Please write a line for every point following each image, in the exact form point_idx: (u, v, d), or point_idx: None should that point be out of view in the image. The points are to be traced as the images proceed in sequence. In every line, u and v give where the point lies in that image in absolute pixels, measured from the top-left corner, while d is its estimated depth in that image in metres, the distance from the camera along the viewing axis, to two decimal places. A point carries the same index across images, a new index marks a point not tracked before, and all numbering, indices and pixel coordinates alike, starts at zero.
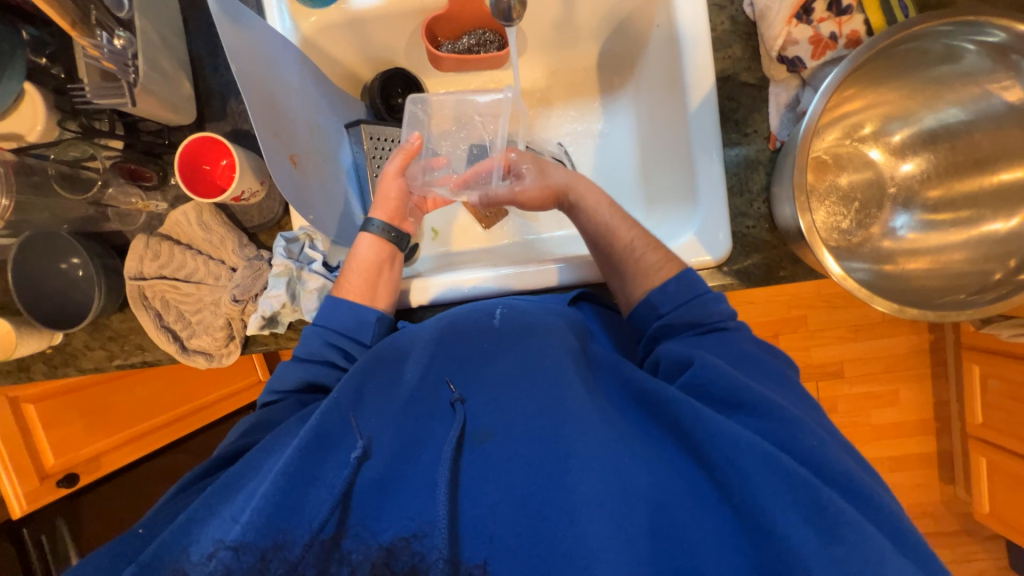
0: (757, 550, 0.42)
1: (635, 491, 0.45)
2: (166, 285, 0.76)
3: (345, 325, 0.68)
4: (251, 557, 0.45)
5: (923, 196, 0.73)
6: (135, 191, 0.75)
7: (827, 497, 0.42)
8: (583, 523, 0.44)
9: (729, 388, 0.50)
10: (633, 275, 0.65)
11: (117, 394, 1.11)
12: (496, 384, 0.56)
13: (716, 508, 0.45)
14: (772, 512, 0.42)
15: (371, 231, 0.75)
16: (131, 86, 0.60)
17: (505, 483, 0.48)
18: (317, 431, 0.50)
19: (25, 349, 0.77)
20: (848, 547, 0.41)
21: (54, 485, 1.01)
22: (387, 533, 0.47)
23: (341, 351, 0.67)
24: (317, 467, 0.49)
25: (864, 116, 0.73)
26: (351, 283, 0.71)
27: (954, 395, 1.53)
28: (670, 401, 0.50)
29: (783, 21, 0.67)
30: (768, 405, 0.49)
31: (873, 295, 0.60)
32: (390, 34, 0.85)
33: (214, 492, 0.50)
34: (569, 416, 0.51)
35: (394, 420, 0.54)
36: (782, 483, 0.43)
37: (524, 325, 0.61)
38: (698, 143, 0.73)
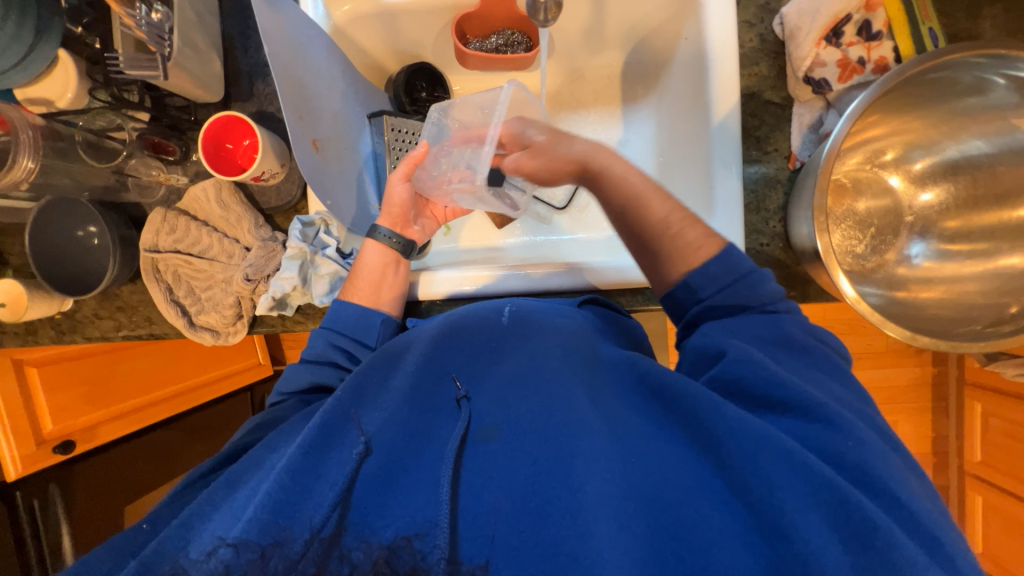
0: (775, 554, 0.41)
1: (643, 490, 0.46)
2: (179, 260, 0.76)
3: (350, 325, 0.69)
4: (251, 554, 0.43)
5: (940, 226, 0.73)
6: (157, 163, 0.75)
7: (853, 495, 0.41)
8: (587, 523, 0.43)
9: (770, 385, 0.49)
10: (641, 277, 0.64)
11: (120, 365, 1.11)
12: (503, 383, 0.55)
13: (730, 506, 0.44)
14: (791, 512, 0.42)
15: (377, 237, 0.75)
16: (164, 60, 0.61)
17: (510, 480, 0.48)
18: (323, 423, 0.51)
19: (36, 313, 0.78)
20: (878, 554, 0.40)
21: (50, 451, 1.01)
22: (389, 532, 0.47)
23: (344, 351, 0.68)
24: (322, 462, 0.49)
25: (885, 142, 0.73)
26: (358, 288, 0.72)
27: (954, 430, 1.52)
28: (688, 395, 0.50)
29: (812, 42, 0.67)
30: (812, 404, 0.47)
31: (885, 321, 0.60)
32: (419, 28, 0.86)
33: (217, 488, 0.51)
34: (577, 415, 0.51)
35: (397, 412, 0.53)
36: (805, 485, 0.43)
37: (531, 323, 0.62)
38: (718, 157, 0.73)
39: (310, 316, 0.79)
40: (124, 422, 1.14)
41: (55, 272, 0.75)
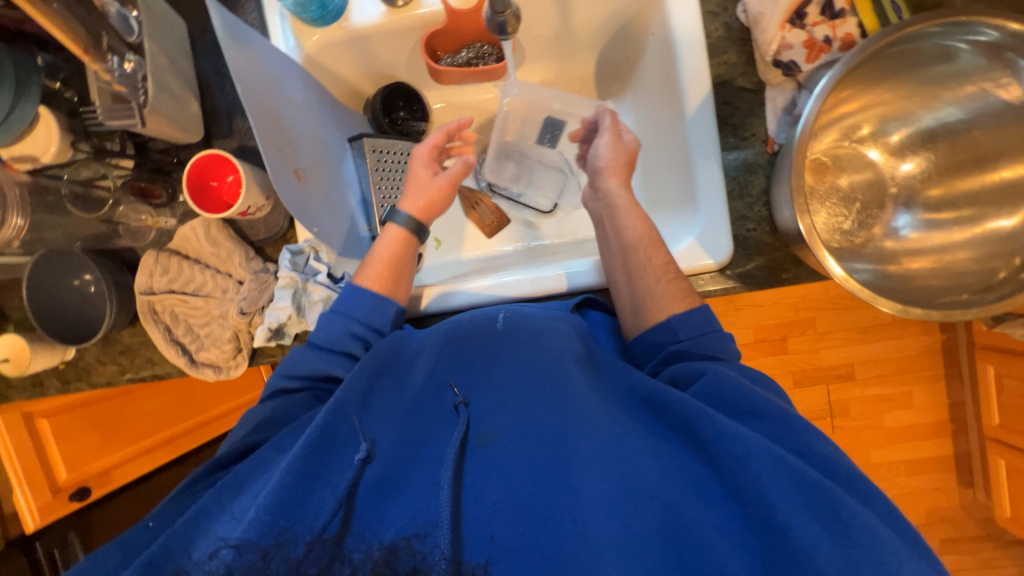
0: (770, 551, 0.43)
1: (640, 489, 0.46)
2: (175, 299, 0.77)
3: (363, 312, 0.66)
4: (253, 555, 0.43)
5: (924, 195, 0.73)
6: (145, 208, 0.76)
7: (839, 497, 0.43)
8: (586, 522, 0.45)
9: (741, 396, 0.53)
10: (655, 296, 0.66)
11: (130, 407, 1.11)
12: (500, 389, 0.56)
13: (726, 507, 0.46)
14: (786, 514, 0.43)
15: (399, 222, 0.74)
16: (140, 107, 0.62)
17: (508, 486, 0.49)
18: (326, 420, 0.50)
19: (39, 364, 0.80)
20: (865, 548, 0.42)
21: (66, 499, 1.02)
22: (389, 533, 0.47)
23: (361, 340, 0.66)
24: (321, 467, 0.48)
25: (860, 117, 0.73)
26: (373, 273, 0.70)
27: (969, 396, 1.51)
28: (677, 401, 0.51)
29: (776, 26, 0.67)
30: (771, 408, 0.51)
31: (876, 296, 0.59)
32: (390, 49, 0.87)
33: (227, 485, 0.51)
34: (572, 416, 0.51)
35: (398, 423, 0.54)
36: (794, 485, 0.44)
37: (527, 328, 0.61)
38: (697, 148, 0.74)
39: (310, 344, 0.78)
40: (138, 462, 1.15)
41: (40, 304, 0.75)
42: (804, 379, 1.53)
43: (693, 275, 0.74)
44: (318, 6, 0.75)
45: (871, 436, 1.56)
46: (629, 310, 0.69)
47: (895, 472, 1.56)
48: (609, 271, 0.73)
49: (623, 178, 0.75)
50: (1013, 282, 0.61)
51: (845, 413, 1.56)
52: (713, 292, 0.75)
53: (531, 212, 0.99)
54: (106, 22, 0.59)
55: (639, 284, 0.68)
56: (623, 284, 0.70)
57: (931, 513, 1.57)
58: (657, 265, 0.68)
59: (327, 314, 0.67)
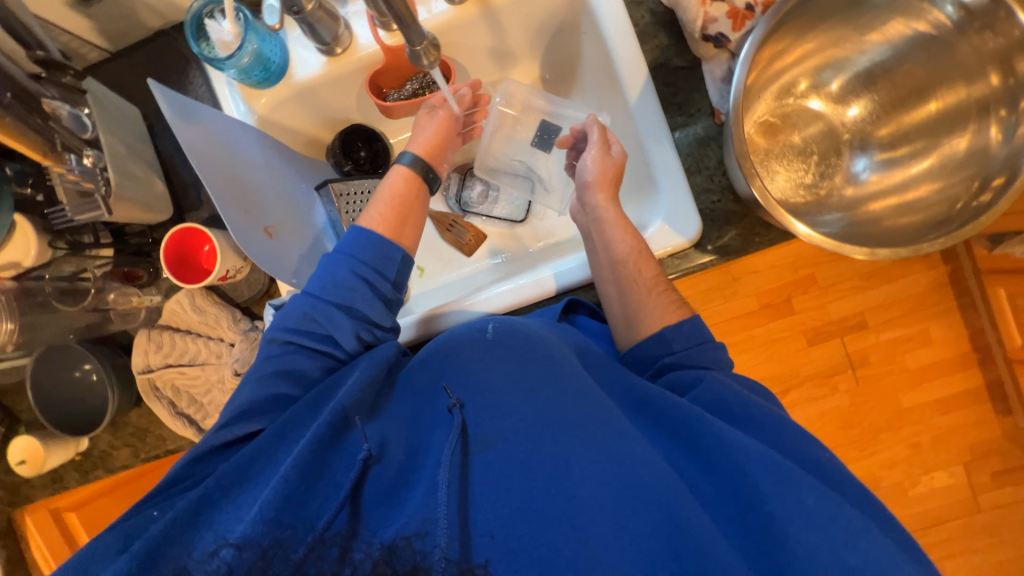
0: (763, 552, 0.45)
1: (640, 494, 0.47)
2: (173, 373, 0.79)
3: (371, 256, 0.66)
4: (253, 555, 0.45)
5: (876, 135, 0.73)
6: (132, 290, 0.80)
7: (840, 514, 0.45)
8: (584, 527, 0.46)
9: (737, 403, 0.54)
10: (645, 307, 0.67)
11: (151, 483, 1.07)
12: (497, 391, 0.56)
13: (723, 512, 0.48)
14: (783, 519, 0.45)
15: (405, 163, 0.75)
16: (105, 198, 0.64)
17: (506, 491, 0.49)
18: (330, 421, 0.52)
19: (55, 460, 0.82)
20: (857, 553, 0.44)
21: None
22: (389, 533, 0.47)
23: (370, 284, 0.66)
24: (326, 466, 0.50)
25: (797, 71, 0.74)
26: (378, 212, 0.71)
27: (988, 322, 1.47)
28: (676, 407, 0.53)
29: (696, 3, 0.68)
30: (768, 417, 0.53)
31: (843, 245, 0.60)
32: (339, 95, 0.90)
33: (228, 473, 0.51)
34: (572, 424, 0.52)
35: (407, 427, 0.57)
36: (794, 495, 0.46)
37: (514, 336, 0.61)
38: (647, 133, 0.75)
39: None
40: None
41: (47, 398, 0.77)
42: (816, 336, 1.51)
43: (667, 256, 0.75)
44: (261, 69, 0.79)
45: (896, 381, 1.53)
46: (622, 322, 0.70)
47: (928, 412, 1.53)
48: (601, 278, 0.72)
49: (610, 193, 0.75)
50: (967, 211, 0.62)
51: (866, 362, 1.53)
52: (689, 270, 0.75)
53: (505, 224, 1.01)
54: (60, 124, 0.63)
55: (629, 294, 0.69)
56: (614, 299, 0.70)
57: (974, 448, 1.53)
58: (646, 278, 0.69)
59: (330, 258, 0.66)
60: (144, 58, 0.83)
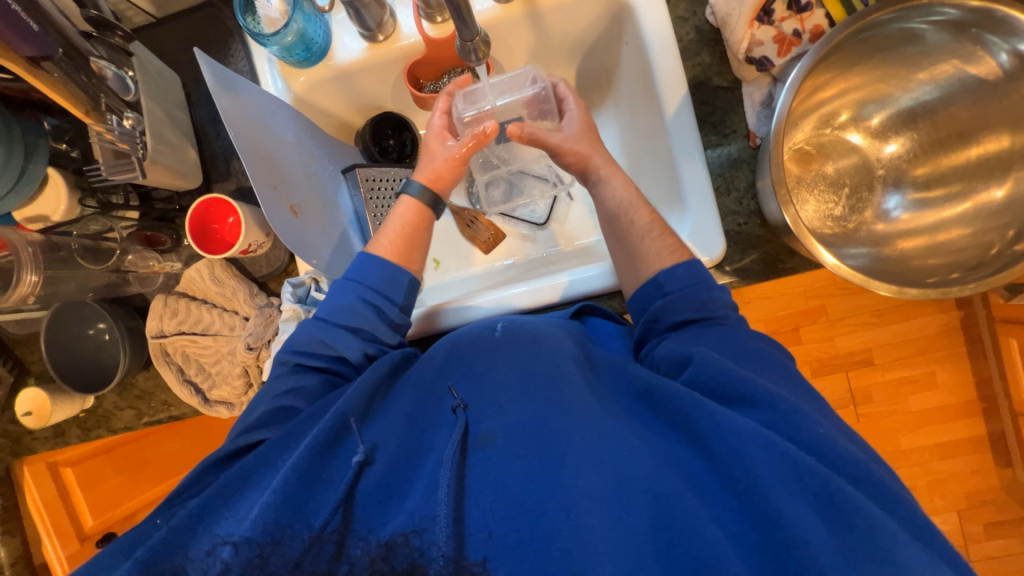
0: (769, 542, 0.44)
1: (635, 482, 0.47)
2: (185, 340, 0.79)
3: (377, 281, 0.69)
4: (250, 553, 0.42)
5: (911, 174, 0.73)
6: (153, 255, 0.80)
7: (835, 485, 0.44)
8: (581, 516, 0.46)
9: (726, 382, 0.53)
10: (643, 252, 0.70)
11: (148, 449, 1.12)
12: (498, 390, 0.58)
13: (722, 497, 0.47)
14: (779, 501, 0.44)
15: (412, 193, 0.75)
16: (141, 160, 0.65)
17: (504, 485, 0.50)
18: (331, 425, 0.53)
19: (61, 414, 0.83)
20: (862, 536, 0.43)
21: (93, 546, 1.06)
22: (388, 530, 0.46)
23: (374, 306, 0.68)
24: (325, 469, 0.51)
25: (839, 103, 0.74)
26: (387, 240, 0.72)
27: (996, 371, 1.46)
28: (672, 396, 0.53)
29: (744, 25, 0.68)
30: (768, 396, 0.51)
31: (871, 280, 0.59)
32: (375, 82, 0.90)
33: (231, 479, 0.51)
34: (567, 411, 0.53)
35: (403, 431, 0.56)
36: (789, 474, 0.45)
37: (525, 334, 0.63)
38: (680, 148, 0.75)
39: None
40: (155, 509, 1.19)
41: (60, 352, 0.79)
42: (821, 368, 1.51)
43: None
44: (303, 49, 0.79)
45: (897, 421, 1.51)
46: (625, 270, 0.72)
47: (928, 456, 1.51)
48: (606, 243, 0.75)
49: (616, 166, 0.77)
50: (1001, 259, 0.61)
51: (868, 400, 1.52)
52: None
53: (526, 225, 1.01)
54: (104, 84, 0.62)
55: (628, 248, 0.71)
56: (614, 251, 0.73)
57: (971, 496, 1.51)
58: (640, 226, 0.71)
59: (339, 285, 0.69)
60: (188, 26, 0.83)
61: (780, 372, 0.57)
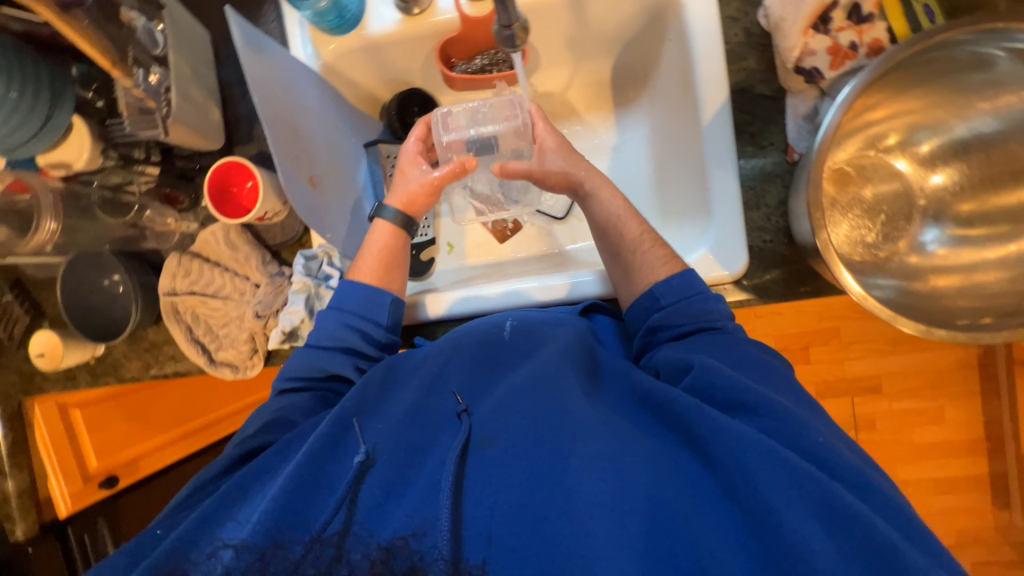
0: (763, 547, 0.44)
1: (636, 488, 0.47)
2: (196, 300, 0.80)
3: (357, 305, 0.68)
4: (251, 556, 0.47)
5: (955, 209, 0.70)
6: (170, 213, 0.80)
7: (835, 491, 0.43)
8: (582, 522, 0.46)
9: (728, 389, 0.52)
10: (643, 262, 0.68)
11: (154, 399, 1.17)
12: (502, 390, 0.57)
13: (721, 505, 0.47)
14: (781, 509, 0.43)
15: (386, 217, 0.75)
16: (164, 118, 0.64)
17: (505, 488, 0.50)
18: (331, 428, 0.54)
19: (71, 359, 0.84)
20: (866, 548, 0.42)
21: (95, 487, 1.08)
22: (387, 533, 0.49)
23: (359, 332, 0.68)
24: (325, 471, 0.52)
25: (887, 126, 0.70)
26: (362, 268, 0.72)
27: (1007, 414, 1.42)
28: (672, 400, 0.52)
29: (798, 32, 0.64)
30: (766, 404, 0.50)
31: (898, 315, 0.56)
32: (406, 56, 0.87)
33: (231, 488, 0.53)
34: (567, 419, 0.52)
35: (400, 427, 0.55)
36: (789, 480, 0.45)
37: (534, 336, 0.64)
38: (712, 157, 0.72)
39: None
40: (162, 453, 1.24)
41: (74, 300, 0.81)
42: (827, 390, 1.48)
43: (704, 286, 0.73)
44: (337, 16, 0.77)
45: (897, 451, 1.49)
46: (620, 281, 0.71)
47: (923, 489, 1.50)
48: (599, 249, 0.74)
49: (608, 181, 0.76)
50: None
51: (870, 427, 1.49)
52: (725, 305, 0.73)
53: (544, 218, 0.99)
54: (133, 36, 0.62)
55: (622, 256, 0.70)
56: (609, 265, 0.73)
57: (962, 534, 1.50)
58: (631, 237, 0.70)
59: (322, 312, 0.69)
60: None
61: (788, 387, 0.55)
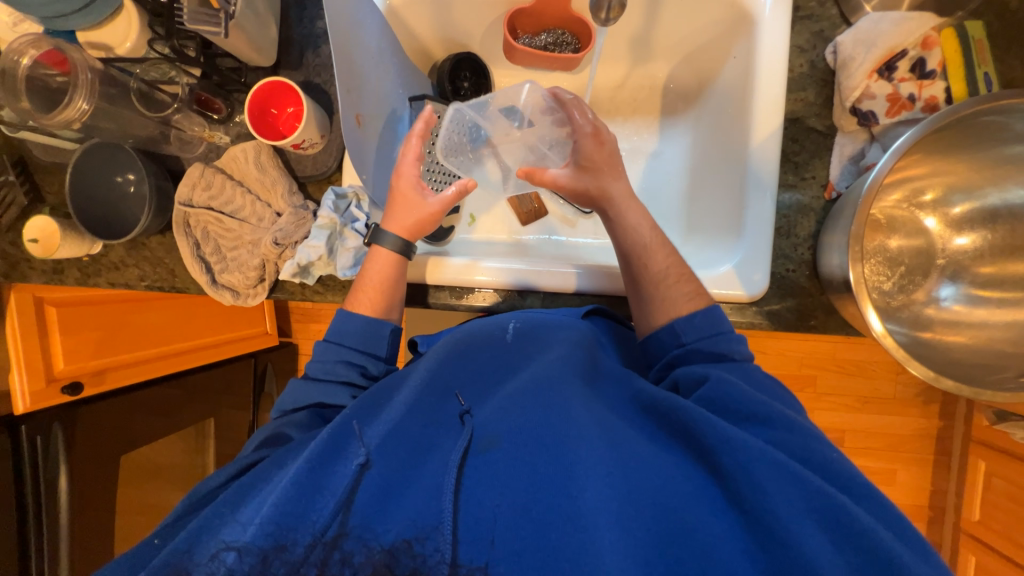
0: (771, 557, 0.44)
1: (643, 494, 0.48)
2: (210, 217, 0.77)
3: (357, 340, 0.67)
4: (253, 558, 0.45)
5: (973, 271, 0.73)
6: (200, 120, 0.77)
7: (841, 503, 0.44)
8: (589, 528, 0.46)
9: (742, 402, 0.54)
10: (667, 296, 0.67)
11: (135, 315, 1.18)
12: (506, 396, 0.58)
13: (726, 515, 0.47)
14: (788, 521, 0.44)
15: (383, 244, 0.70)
16: (228, 18, 0.62)
17: (509, 490, 0.50)
18: (331, 435, 0.53)
19: (66, 252, 0.80)
20: (870, 558, 0.42)
21: (59, 391, 1.02)
22: (389, 535, 0.48)
23: (358, 368, 0.67)
24: (327, 477, 0.50)
25: (926, 182, 0.73)
26: (361, 298, 0.69)
27: (953, 487, 1.49)
28: (678, 408, 0.53)
29: (863, 73, 0.67)
30: (780, 418, 0.52)
31: (911, 359, 0.59)
32: (471, 19, 0.87)
33: (229, 498, 0.53)
34: (574, 428, 0.53)
35: (404, 421, 0.55)
36: (795, 491, 0.46)
37: (534, 338, 0.67)
38: (755, 179, 0.74)
39: (331, 287, 0.80)
40: (136, 369, 1.17)
41: (82, 191, 0.76)
42: None
43: (722, 302, 0.74)
44: None
45: None
46: (639, 312, 0.70)
47: None
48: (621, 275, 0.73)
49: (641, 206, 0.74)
50: None
51: None
52: (739, 324, 0.74)
53: (572, 210, 1.00)
54: None
55: (645, 288, 0.69)
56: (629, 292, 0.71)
57: None
58: (657, 269, 0.69)
59: (320, 345, 0.68)
60: None
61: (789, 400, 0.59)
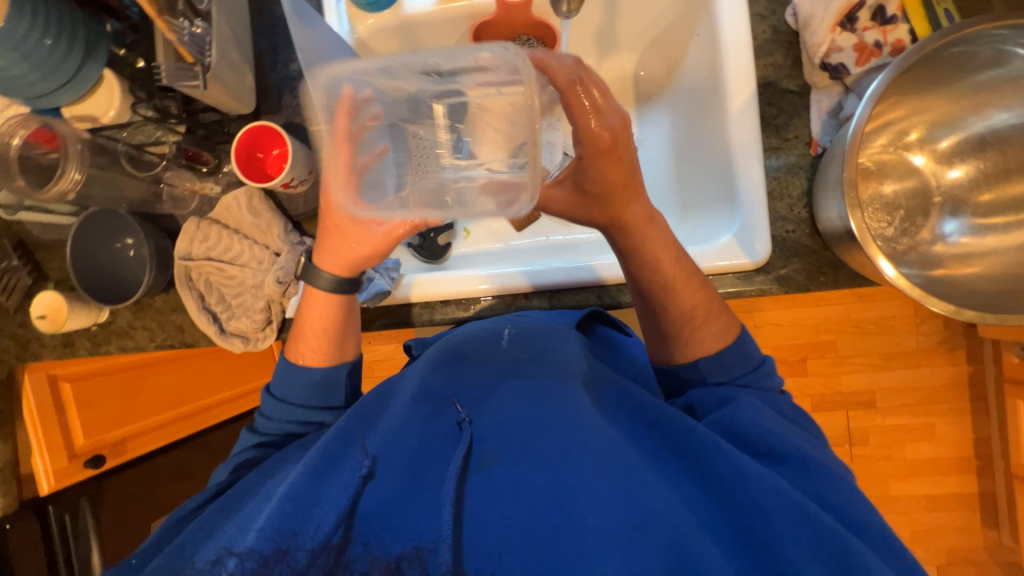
0: None
1: (649, 515, 0.46)
2: (211, 267, 0.78)
3: (308, 391, 0.66)
4: (254, 564, 0.42)
5: (973, 202, 0.73)
6: (189, 175, 0.78)
7: (853, 548, 0.44)
8: (593, 552, 0.44)
9: (763, 434, 0.54)
10: (694, 335, 0.64)
11: (148, 379, 1.12)
12: (507, 412, 0.57)
13: (731, 545, 0.47)
14: (797, 560, 0.44)
15: (320, 286, 0.66)
16: (206, 70, 0.65)
17: (511, 508, 0.48)
18: (326, 450, 0.54)
19: (74, 323, 0.81)
20: None
21: (81, 465, 1.02)
22: (399, 546, 0.46)
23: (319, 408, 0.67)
24: (321, 491, 0.50)
25: (909, 122, 0.74)
26: (309, 343, 0.67)
27: (996, 432, 1.44)
28: (693, 433, 0.53)
29: (826, 28, 0.68)
30: (798, 455, 0.52)
31: (928, 297, 0.58)
32: (438, 39, 0.89)
33: (218, 511, 0.53)
34: (583, 447, 0.51)
35: (399, 433, 0.55)
36: (807, 533, 0.45)
37: (535, 351, 0.65)
38: (738, 146, 0.74)
39: None
40: (153, 435, 1.17)
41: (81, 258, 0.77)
42: (821, 403, 1.50)
43: (728, 273, 0.73)
44: None
45: (890, 467, 1.51)
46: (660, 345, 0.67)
47: (916, 507, 1.51)
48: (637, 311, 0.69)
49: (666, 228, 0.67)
50: None
51: (863, 442, 1.51)
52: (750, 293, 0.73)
53: None
54: None
55: (670, 323, 0.64)
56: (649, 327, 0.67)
57: (953, 554, 1.51)
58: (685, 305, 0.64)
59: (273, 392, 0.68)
60: None
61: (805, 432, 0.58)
